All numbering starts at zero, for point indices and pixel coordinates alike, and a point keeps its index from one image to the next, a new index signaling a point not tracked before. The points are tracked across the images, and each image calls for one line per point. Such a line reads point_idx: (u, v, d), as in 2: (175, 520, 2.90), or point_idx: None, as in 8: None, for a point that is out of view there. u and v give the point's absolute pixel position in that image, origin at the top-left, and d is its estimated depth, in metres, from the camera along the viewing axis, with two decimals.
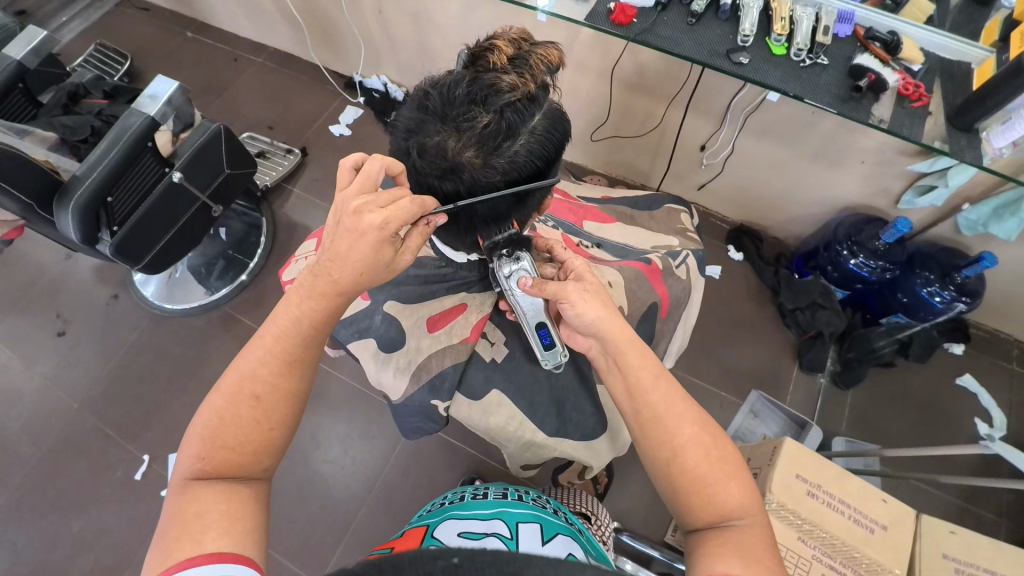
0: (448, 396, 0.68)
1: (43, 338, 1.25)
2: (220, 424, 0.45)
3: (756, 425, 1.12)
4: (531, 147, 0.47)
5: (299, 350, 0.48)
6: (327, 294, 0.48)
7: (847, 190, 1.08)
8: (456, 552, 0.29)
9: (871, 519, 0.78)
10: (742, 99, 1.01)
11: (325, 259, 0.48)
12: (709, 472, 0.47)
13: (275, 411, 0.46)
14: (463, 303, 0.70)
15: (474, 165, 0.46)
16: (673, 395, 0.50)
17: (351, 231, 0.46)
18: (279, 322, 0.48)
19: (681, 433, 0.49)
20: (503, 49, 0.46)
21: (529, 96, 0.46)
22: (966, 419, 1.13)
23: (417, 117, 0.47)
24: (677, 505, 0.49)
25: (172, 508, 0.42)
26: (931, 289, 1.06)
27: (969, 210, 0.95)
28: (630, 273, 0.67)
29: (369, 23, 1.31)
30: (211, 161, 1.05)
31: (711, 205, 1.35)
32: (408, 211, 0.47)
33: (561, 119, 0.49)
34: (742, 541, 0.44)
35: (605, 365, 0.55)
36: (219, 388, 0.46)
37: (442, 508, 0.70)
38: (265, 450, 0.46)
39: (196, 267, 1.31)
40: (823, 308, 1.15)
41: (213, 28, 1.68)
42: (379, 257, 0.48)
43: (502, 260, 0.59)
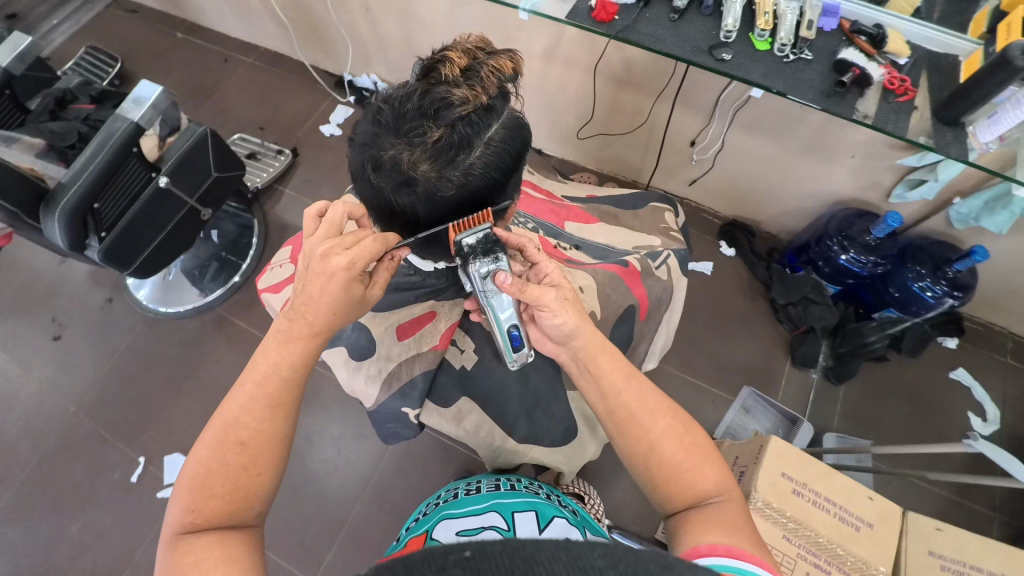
0: (418, 403, 0.68)
1: (39, 342, 1.26)
2: (207, 474, 0.44)
3: (748, 421, 1.12)
4: (487, 159, 0.46)
5: (281, 393, 0.48)
6: (303, 336, 0.50)
7: (838, 184, 1.07)
8: (465, 546, 0.26)
9: (857, 516, 0.78)
10: (730, 95, 1.00)
11: (297, 303, 0.50)
12: (684, 459, 0.48)
13: (262, 455, 0.46)
14: (432, 311, 0.70)
15: (429, 178, 0.45)
16: (644, 391, 0.52)
17: (321, 273, 0.49)
18: (259, 366, 0.49)
19: (654, 426, 0.50)
20: (456, 60, 0.46)
21: (483, 108, 0.45)
22: (960, 413, 1.13)
23: (371, 131, 0.46)
24: (654, 493, 0.49)
25: (166, 566, 0.40)
26: (922, 283, 1.05)
27: (960, 203, 0.94)
28: (608, 275, 0.67)
29: (357, 21, 1.30)
30: (198, 164, 1.05)
31: (703, 200, 1.34)
32: (371, 250, 0.50)
33: (518, 128, 0.48)
34: (723, 516, 0.44)
35: (578, 373, 0.55)
36: (204, 438, 0.46)
37: (435, 509, 0.68)
38: (255, 495, 0.45)
39: (191, 270, 1.31)
40: (814, 303, 1.15)
41: (204, 28, 1.68)
42: (350, 295, 0.51)
43: (478, 259, 0.54)
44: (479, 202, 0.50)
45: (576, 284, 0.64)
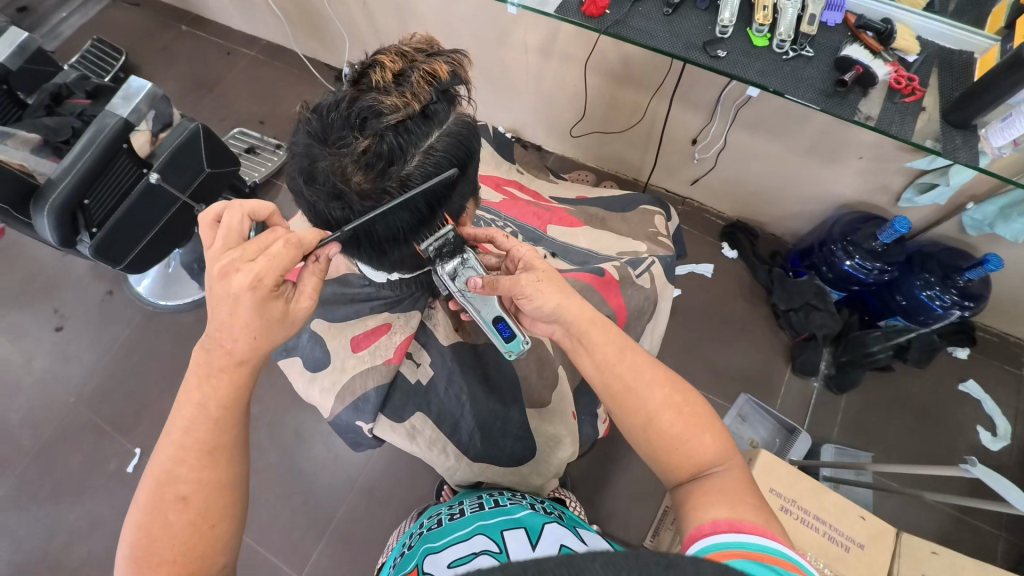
0: (371, 417, 0.67)
1: (42, 333, 1.29)
2: (155, 540, 0.44)
3: (744, 430, 1.09)
4: (425, 167, 0.44)
5: (214, 436, 0.47)
6: (229, 368, 0.48)
7: (845, 187, 1.03)
8: None
9: (847, 536, 0.75)
10: (731, 92, 0.96)
11: (211, 331, 0.48)
12: (684, 428, 0.46)
13: (209, 504, 0.46)
14: (387, 323, 0.68)
15: (362, 189, 0.44)
16: (639, 363, 0.50)
17: (224, 297, 0.47)
18: (181, 412, 0.47)
19: (651, 398, 0.48)
20: (387, 66, 0.45)
21: (416, 114, 0.44)
22: (968, 427, 1.08)
23: (303, 144, 0.45)
24: (656, 463, 0.47)
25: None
26: (931, 292, 1.00)
27: (973, 209, 0.89)
28: (584, 283, 0.65)
29: (354, 14, 1.28)
30: (189, 160, 1.04)
31: (706, 200, 1.30)
32: (283, 256, 0.48)
33: (460, 132, 0.46)
34: (724, 487, 0.43)
35: (570, 346, 0.53)
36: (140, 505, 0.45)
37: (419, 542, 0.64)
38: (211, 548, 0.45)
39: (190, 263, 1.32)
40: (817, 309, 1.10)
41: (207, 21, 1.67)
42: (267, 315, 0.49)
43: (440, 259, 0.53)
44: (423, 213, 0.48)
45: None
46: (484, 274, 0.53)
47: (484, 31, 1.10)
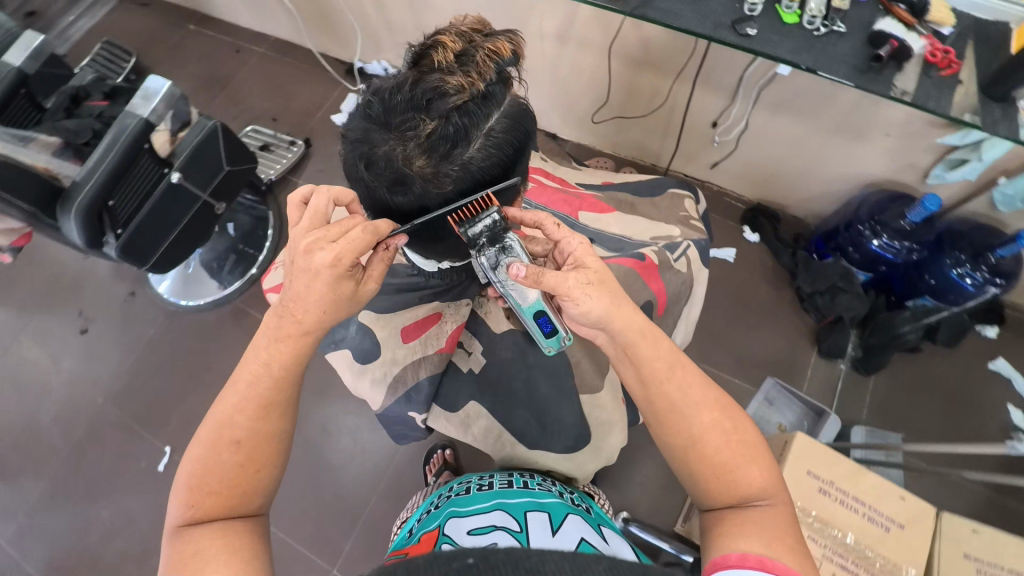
0: (424, 408, 0.70)
1: (67, 335, 1.30)
2: (204, 470, 0.46)
3: (771, 414, 1.09)
4: (486, 150, 0.44)
5: (272, 394, 0.48)
6: (296, 336, 0.48)
7: (871, 166, 1.01)
8: (472, 554, 0.35)
9: (887, 517, 0.74)
10: (755, 72, 0.94)
11: (286, 301, 0.49)
12: (732, 457, 0.47)
13: (258, 453, 0.47)
14: (437, 312, 0.69)
15: (424, 173, 0.44)
16: (689, 382, 0.49)
17: (305, 270, 0.47)
18: (250, 366, 0.48)
19: (699, 421, 0.48)
20: (448, 46, 0.44)
21: (478, 95, 0.43)
22: (999, 406, 1.07)
23: (361, 128, 0.45)
24: (694, 485, 0.48)
25: (170, 557, 0.43)
26: (961, 270, 0.99)
27: (1005, 184, 0.87)
28: (622, 272, 0.64)
29: (366, 6, 1.27)
30: (209, 158, 1.04)
31: (726, 184, 1.28)
32: (360, 241, 0.47)
33: (517, 112, 0.46)
34: (764, 521, 0.44)
35: (612, 352, 0.52)
36: (199, 438, 0.47)
37: (445, 503, 0.66)
38: (253, 489, 0.47)
39: (208, 263, 1.32)
40: (843, 291, 1.09)
41: (215, 19, 1.66)
42: (338, 293, 0.48)
43: (483, 249, 0.51)
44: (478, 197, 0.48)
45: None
46: (529, 263, 0.51)
47: (500, 19, 1.09)
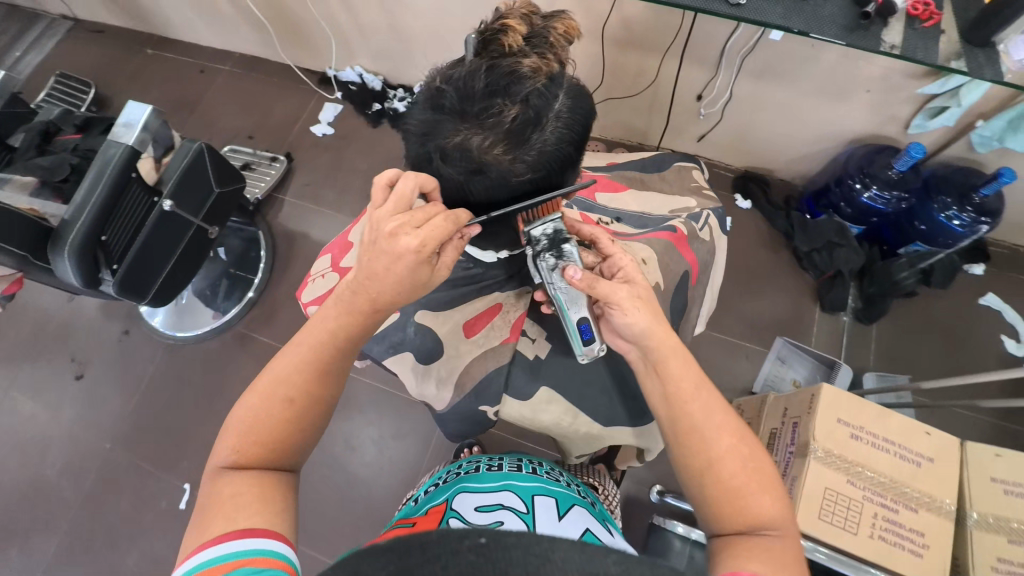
0: (496, 400, 0.66)
1: (62, 384, 1.24)
2: (253, 421, 0.46)
3: (785, 371, 1.12)
4: (562, 132, 0.44)
5: (330, 359, 0.48)
6: (367, 311, 0.49)
7: (855, 123, 1.04)
8: (484, 533, 0.29)
9: (916, 453, 0.78)
10: (738, 40, 0.95)
11: (361, 276, 0.48)
12: (746, 482, 0.45)
13: (307, 415, 0.47)
14: (497, 303, 0.69)
15: (502, 161, 0.44)
16: (712, 405, 0.48)
17: (387, 253, 0.47)
18: (313, 328, 0.49)
19: (719, 441, 0.46)
20: (517, 28, 0.43)
21: (551, 77, 0.43)
22: (994, 338, 1.13)
23: (433, 119, 0.44)
24: (704, 508, 0.46)
25: (204, 495, 0.43)
26: (949, 213, 1.03)
27: (982, 126, 0.91)
28: (661, 245, 0.66)
29: (337, 12, 1.24)
30: (199, 181, 1.01)
31: (714, 155, 1.31)
32: (442, 230, 0.47)
33: (584, 92, 0.46)
34: (773, 552, 0.42)
35: (644, 371, 0.53)
36: (255, 389, 0.47)
37: (454, 479, 0.66)
38: (293, 446, 0.47)
39: (202, 290, 1.28)
40: (840, 246, 1.13)
41: (173, 40, 1.61)
42: (416, 277, 0.48)
43: (542, 252, 0.55)
44: (549, 181, 0.48)
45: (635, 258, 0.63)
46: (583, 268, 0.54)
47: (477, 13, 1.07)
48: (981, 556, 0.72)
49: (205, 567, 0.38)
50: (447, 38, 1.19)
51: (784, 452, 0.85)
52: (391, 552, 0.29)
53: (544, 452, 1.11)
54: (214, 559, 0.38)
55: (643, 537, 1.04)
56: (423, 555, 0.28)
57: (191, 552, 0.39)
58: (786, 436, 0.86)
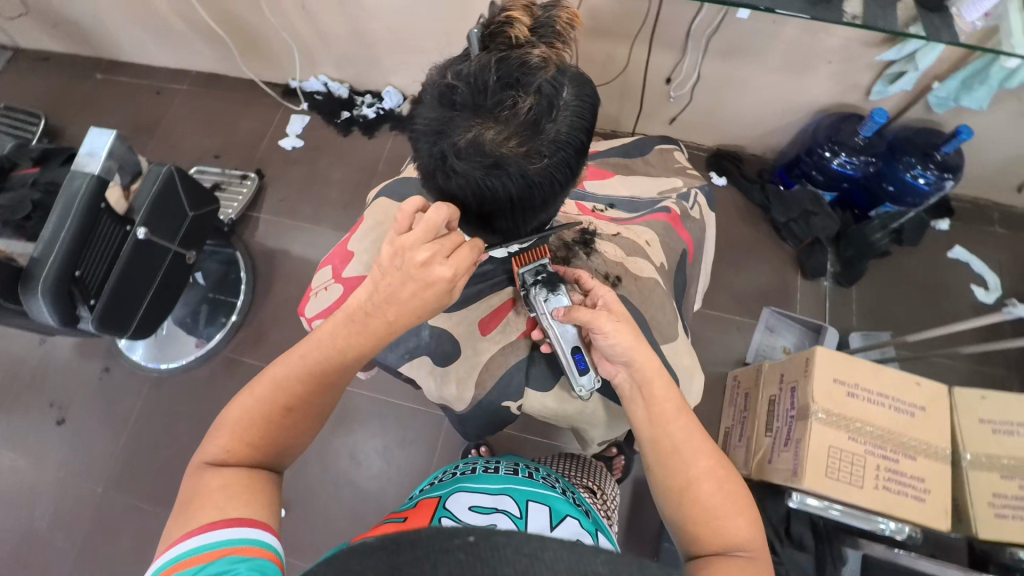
0: (518, 394, 0.65)
1: (42, 431, 1.19)
2: (248, 421, 0.45)
3: (775, 340, 1.16)
4: (574, 121, 0.43)
5: (334, 374, 0.48)
6: (384, 333, 0.48)
7: (820, 94, 1.08)
8: (473, 530, 0.29)
9: (909, 404, 0.81)
10: (703, 21, 0.96)
11: (382, 299, 0.47)
12: (722, 503, 0.44)
13: (302, 421, 0.48)
14: (511, 298, 0.68)
15: (519, 154, 0.43)
16: (691, 427, 0.48)
17: (415, 281, 0.46)
18: (320, 338, 0.48)
19: (697, 462, 0.46)
20: (522, 20, 0.44)
21: (559, 67, 0.44)
22: (964, 288, 1.19)
23: (445, 115, 0.43)
24: (681, 529, 0.45)
25: (187, 486, 0.42)
26: (914, 172, 1.08)
27: (938, 87, 0.95)
28: (659, 227, 0.68)
29: (296, 21, 1.21)
30: (172, 206, 0.97)
31: (686, 137, 1.34)
32: (473, 259, 0.48)
33: (590, 81, 0.46)
34: (748, 573, 0.40)
35: (628, 393, 0.52)
36: (254, 390, 0.46)
37: (451, 479, 0.64)
38: (283, 447, 0.47)
39: (183, 319, 1.24)
40: (815, 214, 1.17)
41: (123, 63, 1.54)
42: (440, 303, 0.49)
43: (535, 286, 0.57)
44: (565, 174, 0.46)
45: (640, 240, 0.66)
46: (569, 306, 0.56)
47: (441, 12, 1.06)
48: (977, 494, 0.77)
49: (190, 555, 0.37)
50: (411, 39, 1.17)
51: (785, 416, 0.88)
52: (383, 551, 0.29)
53: (551, 443, 1.12)
54: (202, 546, 0.37)
55: (657, 516, 1.06)
56: (411, 555, 0.28)
57: (174, 541, 0.38)
58: (786, 400, 0.89)
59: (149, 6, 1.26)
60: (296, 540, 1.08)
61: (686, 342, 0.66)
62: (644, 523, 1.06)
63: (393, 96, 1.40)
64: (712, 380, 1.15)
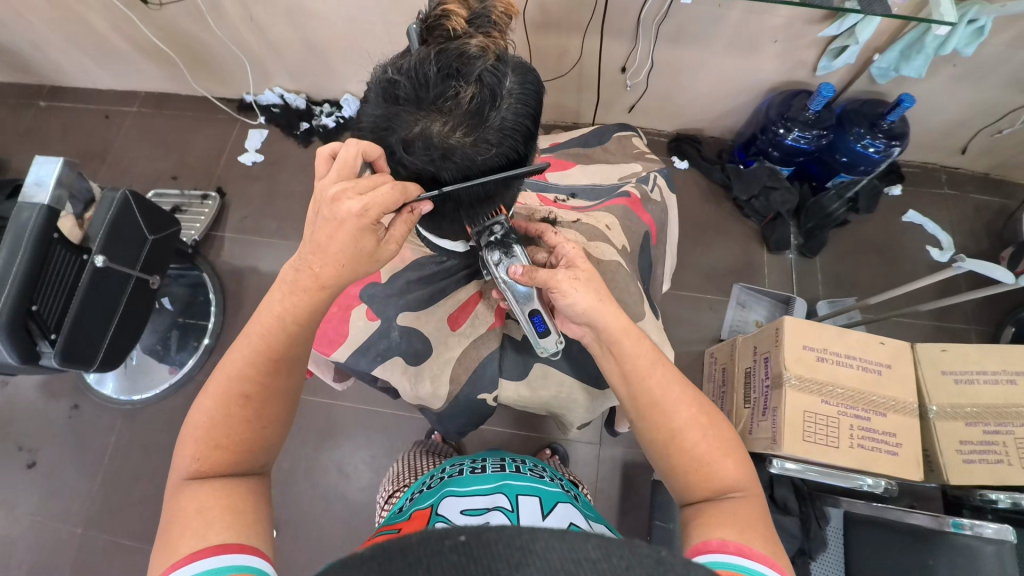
0: (493, 386, 0.66)
1: (12, 477, 1.14)
2: (212, 425, 0.45)
3: (747, 314, 1.20)
4: (518, 108, 0.44)
5: (285, 347, 0.47)
6: (310, 290, 0.46)
7: (770, 72, 1.11)
8: (463, 528, 0.24)
9: (875, 362, 0.84)
10: (652, 8, 0.97)
11: (306, 252, 0.46)
12: (709, 450, 0.45)
13: (266, 409, 0.47)
14: (478, 292, 0.69)
15: (466, 145, 0.43)
16: (671, 377, 0.48)
17: (329, 220, 0.43)
18: (262, 321, 0.47)
19: (679, 414, 0.47)
20: (458, 12, 0.44)
21: (499, 55, 0.44)
22: (918, 249, 1.25)
23: (390, 111, 0.43)
24: (671, 477, 0.47)
25: (168, 511, 0.42)
26: (863, 142, 1.11)
27: (880, 59, 0.99)
28: (621, 211, 0.70)
29: (243, 33, 1.18)
30: (130, 230, 0.94)
31: (646, 123, 1.36)
32: (389, 198, 0.43)
33: (534, 68, 0.46)
34: (739, 514, 0.42)
35: (601, 352, 0.51)
36: (210, 390, 0.46)
37: (438, 485, 0.63)
38: (257, 446, 0.47)
39: (152, 347, 1.21)
40: (774, 190, 1.21)
41: (66, 88, 1.49)
42: (359, 247, 0.45)
43: (490, 247, 0.55)
44: (515, 160, 0.47)
45: (600, 225, 0.67)
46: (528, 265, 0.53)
47: (391, 14, 1.04)
48: (945, 443, 0.81)
49: None
50: (364, 43, 1.15)
51: (761, 386, 0.90)
52: (372, 560, 0.24)
53: (538, 436, 1.13)
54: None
55: (649, 496, 1.08)
56: (404, 558, 0.23)
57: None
58: (761, 371, 0.91)
59: (88, 27, 1.22)
60: (290, 561, 1.07)
61: (654, 320, 0.67)
62: (636, 505, 1.08)
63: (352, 104, 1.38)
64: (689, 358, 1.18)
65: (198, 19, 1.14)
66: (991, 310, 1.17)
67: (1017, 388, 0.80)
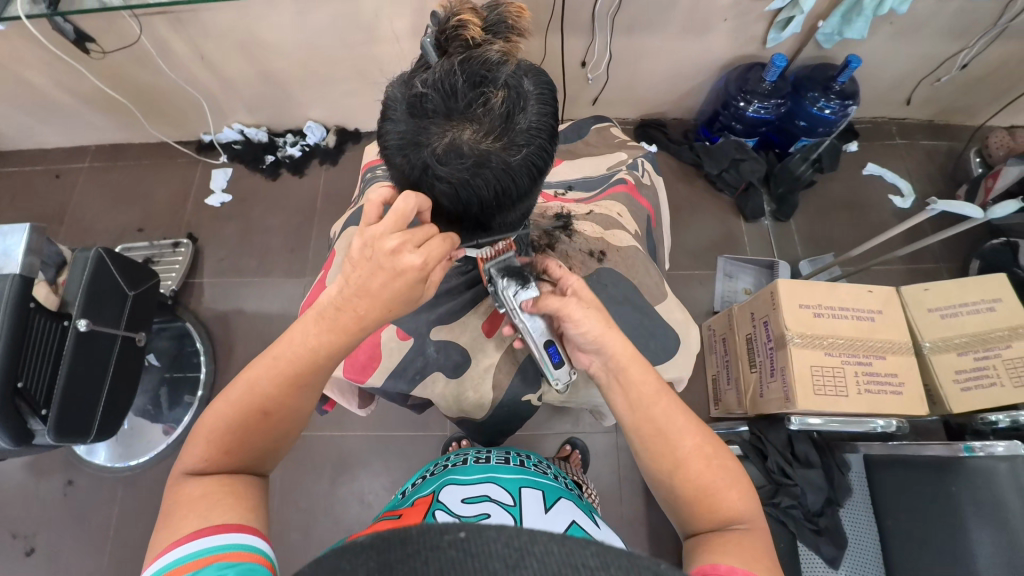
0: (537, 385, 0.67)
1: (9, 568, 1.07)
2: (228, 427, 0.45)
3: (736, 284, 1.24)
4: (542, 109, 0.45)
5: (309, 374, 0.47)
6: (351, 329, 0.46)
7: (723, 50, 1.15)
8: (462, 525, 0.25)
9: (869, 310, 0.88)
10: (605, 3, 1.00)
11: (351, 293, 0.45)
12: (713, 479, 0.45)
13: (282, 425, 0.47)
14: None
15: (499, 150, 0.44)
16: (674, 407, 0.48)
17: (384, 270, 0.44)
18: (290, 343, 0.47)
19: (684, 442, 0.46)
20: (474, 20, 0.44)
21: (518, 60, 0.45)
22: (881, 200, 1.32)
23: (420, 124, 0.44)
24: (674, 506, 0.47)
25: (167, 501, 0.41)
26: (819, 105, 1.17)
27: (824, 26, 1.04)
28: (622, 199, 0.72)
29: (195, 73, 1.15)
30: (108, 289, 0.90)
31: (611, 114, 1.39)
32: (442, 250, 0.46)
33: (547, 71, 0.47)
34: (744, 545, 0.41)
35: (603, 378, 0.52)
36: (229, 397, 0.46)
37: (441, 472, 0.63)
38: (265, 451, 0.47)
39: (144, 407, 1.15)
40: (743, 161, 1.26)
41: (8, 152, 1.41)
42: (408, 296, 0.46)
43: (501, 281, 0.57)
44: (541, 161, 0.48)
45: (613, 213, 0.70)
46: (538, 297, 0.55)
47: (350, 36, 1.03)
48: (943, 374, 0.85)
49: (178, 564, 0.36)
50: (324, 68, 1.14)
51: (765, 349, 0.93)
52: (372, 549, 0.25)
53: (556, 434, 1.13)
54: (187, 556, 0.36)
55: None
56: (403, 550, 0.24)
57: (158, 554, 0.37)
58: (762, 335, 0.94)
59: (26, 86, 1.16)
60: None
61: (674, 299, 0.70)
62: None
63: (316, 130, 1.36)
64: None
65: (144, 64, 1.11)
66: (957, 248, 1.24)
67: (998, 313, 0.86)
